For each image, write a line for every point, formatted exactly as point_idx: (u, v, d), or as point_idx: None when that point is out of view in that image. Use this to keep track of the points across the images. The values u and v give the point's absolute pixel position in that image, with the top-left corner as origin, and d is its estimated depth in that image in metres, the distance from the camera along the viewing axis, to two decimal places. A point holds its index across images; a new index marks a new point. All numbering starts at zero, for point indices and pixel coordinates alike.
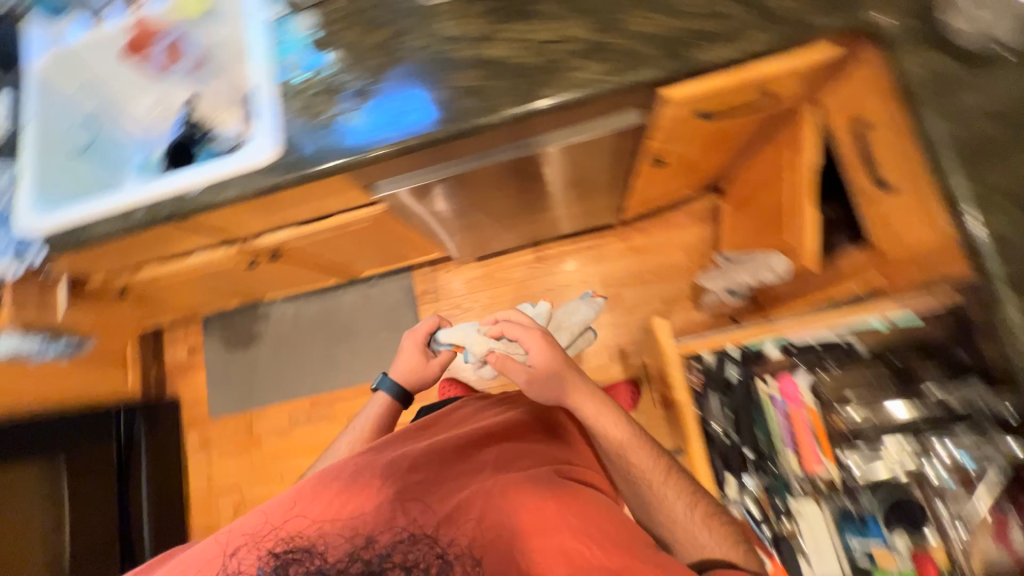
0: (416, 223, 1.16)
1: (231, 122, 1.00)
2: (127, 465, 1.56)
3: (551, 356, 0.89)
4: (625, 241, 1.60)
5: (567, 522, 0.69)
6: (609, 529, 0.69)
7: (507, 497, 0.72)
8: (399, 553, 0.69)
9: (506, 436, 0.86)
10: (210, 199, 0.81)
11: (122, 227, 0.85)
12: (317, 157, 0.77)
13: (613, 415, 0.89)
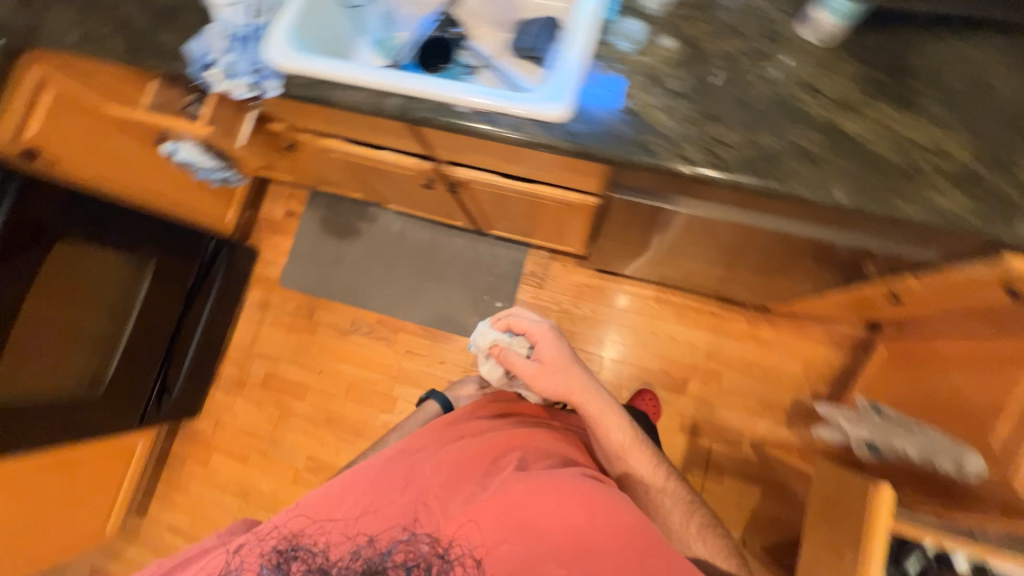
0: (599, 224, 1.09)
1: (498, 49, 0.96)
2: (193, 295, 1.55)
3: (552, 348, 0.93)
4: (750, 325, 1.51)
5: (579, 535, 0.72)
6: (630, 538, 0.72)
7: (515, 509, 0.75)
8: (399, 553, 0.74)
9: (526, 442, 0.88)
10: (475, 123, 0.74)
11: (368, 105, 0.77)
12: (608, 140, 0.69)
13: (617, 417, 0.92)
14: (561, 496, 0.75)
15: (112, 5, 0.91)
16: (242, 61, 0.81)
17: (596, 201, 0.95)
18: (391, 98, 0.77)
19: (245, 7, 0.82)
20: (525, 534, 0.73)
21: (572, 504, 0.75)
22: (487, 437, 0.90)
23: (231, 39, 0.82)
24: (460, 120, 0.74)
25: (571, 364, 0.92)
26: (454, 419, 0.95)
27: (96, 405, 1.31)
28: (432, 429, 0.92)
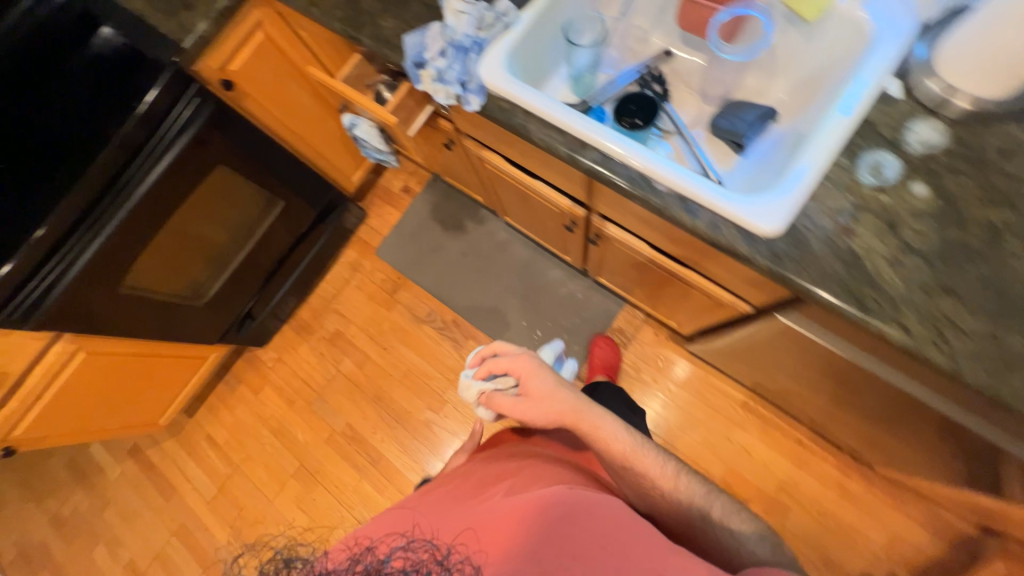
0: (730, 323, 1.01)
1: (697, 120, 0.91)
2: (301, 239, 1.63)
3: (537, 379, 0.88)
4: (838, 472, 1.35)
5: (587, 547, 0.61)
6: (640, 549, 0.62)
7: (511, 521, 0.63)
8: (400, 557, 0.57)
9: (518, 473, 0.78)
10: (671, 207, 0.69)
11: (565, 150, 0.75)
12: (817, 274, 0.62)
13: (609, 418, 0.84)
14: (556, 506, 0.64)
15: None
16: (453, 69, 0.80)
17: (748, 309, 0.89)
18: (591, 150, 0.74)
19: (472, 16, 0.80)
20: (526, 548, 0.60)
21: (572, 516, 0.64)
22: (477, 475, 0.81)
23: (448, 44, 0.81)
24: (656, 198, 0.69)
25: (556, 388, 0.86)
26: (443, 484, 0.84)
27: (195, 314, 1.41)
28: (419, 497, 0.80)
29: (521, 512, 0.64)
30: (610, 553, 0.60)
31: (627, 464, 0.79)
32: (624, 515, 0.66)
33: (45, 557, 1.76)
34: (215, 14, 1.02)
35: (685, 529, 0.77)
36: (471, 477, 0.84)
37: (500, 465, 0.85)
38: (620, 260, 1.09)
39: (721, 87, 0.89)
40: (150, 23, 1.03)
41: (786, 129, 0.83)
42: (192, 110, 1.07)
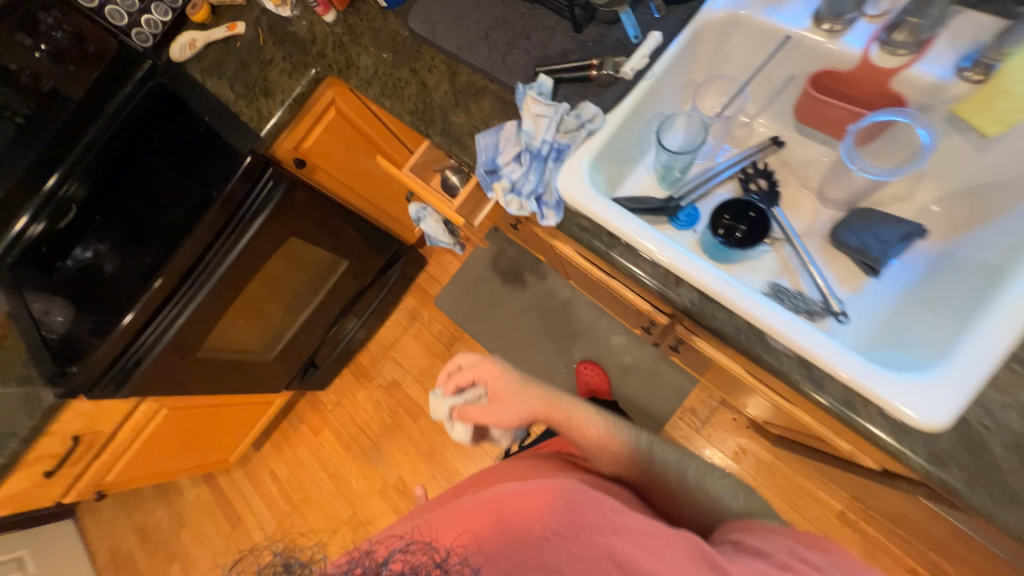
0: (841, 460, 0.85)
1: (814, 224, 0.77)
2: (364, 292, 1.63)
3: (503, 378, 0.83)
4: None
5: (549, 532, 0.59)
6: (600, 521, 0.60)
7: (475, 518, 0.63)
8: (398, 558, 0.53)
9: (492, 476, 0.76)
10: (789, 373, 0.60)
11: (656, 284, 0.67)
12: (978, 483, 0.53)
13: (583, 404, 0.80)
14: (514, 501, 0.63)
15: (422, 66, 0.89)
16: (528, 178, 0.73)
17: (875, 468, 0.72)
18: (687, 288, 0.66)
19: (551, 120, 0.72)
20: (493, 544, 0.60)
21: (529, 505, 0.62)
22: (445, 491, 0.79)
23: (523, 150, 0.74)
24: (769, 357, 0.61)
25: (522, 383, 0.80)
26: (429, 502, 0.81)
27: (262, 368, 1.45)
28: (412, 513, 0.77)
29: (481, 508, 0.64)
30: (570, 537, 0.58)
31: (600, 442, 0.76)
32: (576, 489, 0.64)
33: (129, 568, 1.91)
34: (291, 101, 1.02)
35: (667, 500, 0.73)
36: (457, 487, 0.80)
37: (481, 482, 0.76)
38: (706, 367, 0.95)
39: (850, 191, 0.74)
40: (234, 109, 1.06)
41: (939, 253, 0.68)
42: (265, 196, 1.07)
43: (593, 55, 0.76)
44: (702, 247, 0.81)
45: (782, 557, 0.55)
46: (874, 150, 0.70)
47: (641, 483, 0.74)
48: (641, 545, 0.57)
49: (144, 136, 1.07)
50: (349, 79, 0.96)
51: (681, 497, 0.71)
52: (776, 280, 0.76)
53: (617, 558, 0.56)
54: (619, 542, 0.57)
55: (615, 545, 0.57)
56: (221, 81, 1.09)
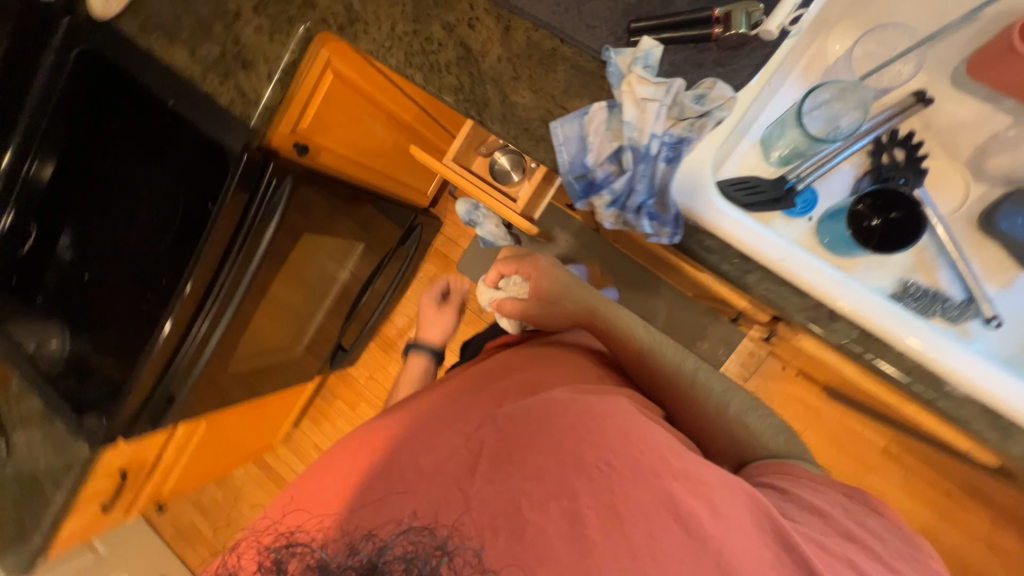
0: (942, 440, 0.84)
1: (967, 207, 0.65)
2: (382, 264, 1.44)
3: (543, 278, 0.90)
4: (992, 524, 1.27)
5: (600, 460, 0.52)
6: (657, 463, 0.52)
7: (513, 439, 0.55)
8: (399, 544, 0.46)
9: (522, 375, 0.69)
10: (972, 420, 0.53)
11: (804, 318, 0.57)
12: None
13: (626, 316, 0.83)
14: (562, 418, 0.56)
15: (460, 19, 0.66)
16: (634, 186, 0.58)
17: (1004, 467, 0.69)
18: (845, 324, 0.56)
19: (663, 103, 0.55)
20: (534, 462, 0.52)
21: (582, 435, 0.53)
22: (470, 382, 0.71)
23: (625, 147, 0.57)
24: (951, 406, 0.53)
25: (566, 283, 0.88)
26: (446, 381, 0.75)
27: (295, 363, 1.36)
28: (436, 386, 0.73)
29: (525, 418, 0.56)
30: (624, 471, 0.51)
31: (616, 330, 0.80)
32: (634, 418, 0.57)
33: (195, 540, 2.00)
34: (280, 74, 0.78)
35: (686, 411, 0.72)
36: (491, 363, 0.76)
37: (512, 360, 0.76)
38: (799, 355, 0.89)
39: (1014, 164, 0.61)
40: (205, 88, 0.81)
41: None
42: (271, 202, 0.84)
43: (712, 1, 0.56)
44: (819, 240, 0.68)
45: (840, 519, 0.55)
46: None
47: (657, 387, 0.74)
48: (704, 498, 0.50)
49: (138, 141, 0.90)
50: (357, 41, 0.72)
51: (698, 403, 0.71)
52: (910, 276, 0.66)
53: (676, 507, 0.49)
54: (679, 488, 0.50)
55: (676, 492, 0.50)
56: (174, 44, 0.82)
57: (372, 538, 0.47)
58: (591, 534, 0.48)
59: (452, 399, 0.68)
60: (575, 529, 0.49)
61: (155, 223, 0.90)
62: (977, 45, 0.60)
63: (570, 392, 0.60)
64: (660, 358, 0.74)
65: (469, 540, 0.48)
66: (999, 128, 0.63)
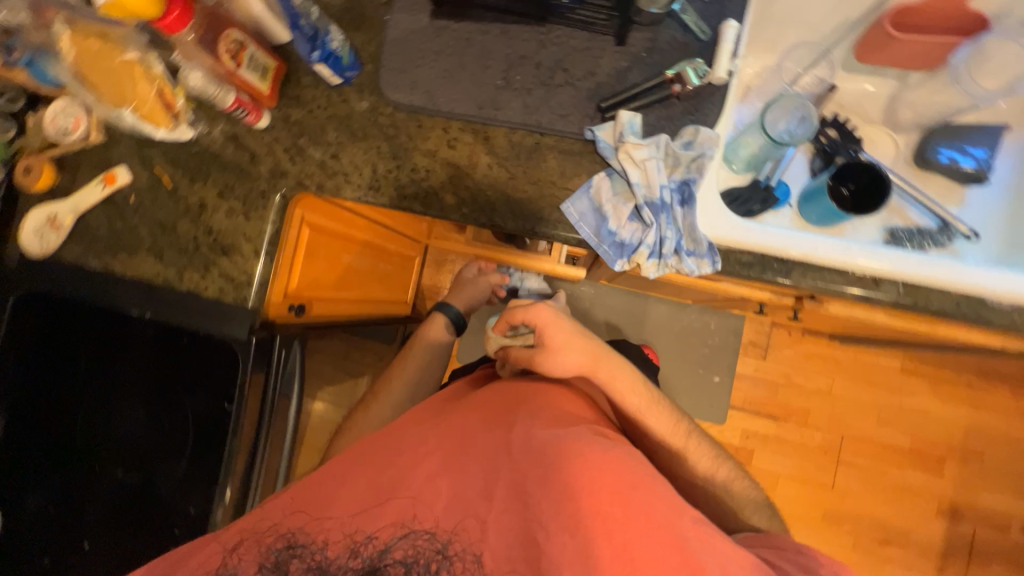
0: (967, 348, 0.92)
1: (904, 153, 0.77)
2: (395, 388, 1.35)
3: (556, 330, 0.74)
4: (1016, 399, 1.39)
5: (612, 502, 0.53)
6: (665, 503, 0.54)
7: (531, 469, 0.57)
8: (400, 547, 0.51)
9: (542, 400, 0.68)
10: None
11: (856, 292, 0.60)
12: None
13: (627, 370, 0.75)
14: (590, 458, 0.57)
15: (438, 143, 0.70)
16: (664, 235, 0.62)
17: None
18: (889, 282, 0.60)
19: (658, 158, 0.61)
20: (551, 496, 0.54)
21: (598, 465, 0.56)
22: (483, 394, 0.72)
23: (643, 205, 0.62)
24: (1003, 318, 0.58)
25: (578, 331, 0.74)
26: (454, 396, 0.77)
27: None
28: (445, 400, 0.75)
29: (548, 457, 0.57)
30: (634, 509, 0.53)
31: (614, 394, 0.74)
32: (644, 465, 0.59)
33: None
34: (268, 247, 0.75)
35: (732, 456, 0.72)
36: (497, 387, 0.74)
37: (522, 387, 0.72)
38: (829, 320, 0.94)
39: (917, 114, 0.75)
40: (185, 288, 0.77)
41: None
42: (284, 378, 0.79)
43: (659, 67, 0.65)
44: (806, 220, 0.78)
45: None
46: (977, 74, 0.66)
47: (664, 446, 0.73)
48: (703, 540, 0.52)
49: (107, 375, 0.78)
50: (341, 192, 0.73)
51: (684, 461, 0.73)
52: (890, 223, 0.76)
53: (680, 541, 0.51)
54: (684, 528, 0.52)
55: (682, 533, 0.52)
56: (138, 255, 0.78)
57: (375, 541, 0.51)
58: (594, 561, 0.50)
59: (453, 409, 0.70)
60: (580, 562, 0.50)
61: (151, 455, 0.77)
62: (858, 34, 0.72)
63: (589, 433, 0.62)
64: (649, 425, 0.74)
65: (469, 543, 0.52)
66: (891, 91, 0.77)
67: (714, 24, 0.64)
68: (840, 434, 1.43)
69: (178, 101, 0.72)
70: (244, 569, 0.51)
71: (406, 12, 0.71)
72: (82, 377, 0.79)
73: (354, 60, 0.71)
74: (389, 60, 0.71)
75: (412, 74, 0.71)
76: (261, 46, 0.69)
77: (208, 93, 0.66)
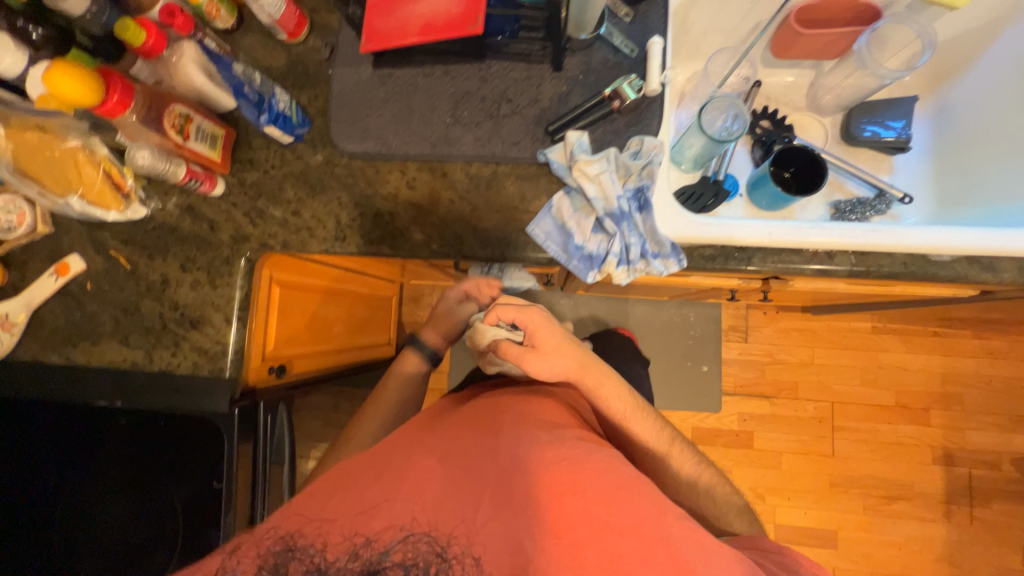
0: (926, 302, 0.97)
1: (833, 132, 0.83)
2: None
3: (547, 330, 0.75)
4: (980, 340, 1.47)
5: (598, 502, 0.54)
6: (649, 500, 0.56)
7: (515, 474, 0.56)
8: (400, 550, 0.50)
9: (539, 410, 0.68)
10: (971, 272, 0.61)
11: (813, 269, 0.64)
12: None
13: (612, 377, 0.76)
14: (584, 468, 0.57)
15: (398, 186, 0.71)
16: (628, 242, 0.64)
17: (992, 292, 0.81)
18: (842, 254, 0.64)
19: (611, 170, 0.64)
20: (537, 500, 0.54)
21: (579, 469, 0.56)
22: (473, 410, 0.71)
23: (603, 216, 0.64)
24: (948, 271, 0.61)
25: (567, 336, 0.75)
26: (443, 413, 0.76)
27: None
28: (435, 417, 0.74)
29: (531, 463, 0.57)
30: (621, 509, 0.54)
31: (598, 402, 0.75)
32: (627, 465, 0.60)
33: None
34: (239, 313, 0.74)
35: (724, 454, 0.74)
36: (487, 403, 0.73)
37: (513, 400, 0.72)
38: (797, 296, 0.98)
39: (839, 97, 0.80)
40: (156, 369, 0.74)
41: (937, 109, 0.79)
42: (273, 448, 0.77)
43: (596, 87, 0.68)
44: (758, 206, 0.82)
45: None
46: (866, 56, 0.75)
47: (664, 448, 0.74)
48: (685, 535, 0.54)
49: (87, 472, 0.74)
50: (307, 246, 0.72)
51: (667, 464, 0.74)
52: (833, 198, 0.82)
53: (664, 538, 0.52)
54: (668, 526, 0.54)
55: (667, 530, 0.53)
56: (101, 342, 0.75)
57: (373, 544, 0.50)
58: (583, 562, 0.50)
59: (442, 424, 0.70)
60: (567, 557, 0.51)
61: (140, 551, 0.73)
62: (771, 34, 0.78)
63: (572, 440, 0.62)
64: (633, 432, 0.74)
65: (469, 546, 0.51)
66: (810, 79, 0.84)
67: (640, 41, 0.68)
68: (830, 400, 1.48)
69: (127, 180, 0.71)
70: (244, 570, 0.50)
71: (347, 65, 0.73)
72: (54, 478, 0.74)
73: (303, 117, 0.72)
74: (337, 112, 0.73)
75: (363, 123, 0.72)
76: (206, 116, 0.69)
77: (159, 170, 0.64)
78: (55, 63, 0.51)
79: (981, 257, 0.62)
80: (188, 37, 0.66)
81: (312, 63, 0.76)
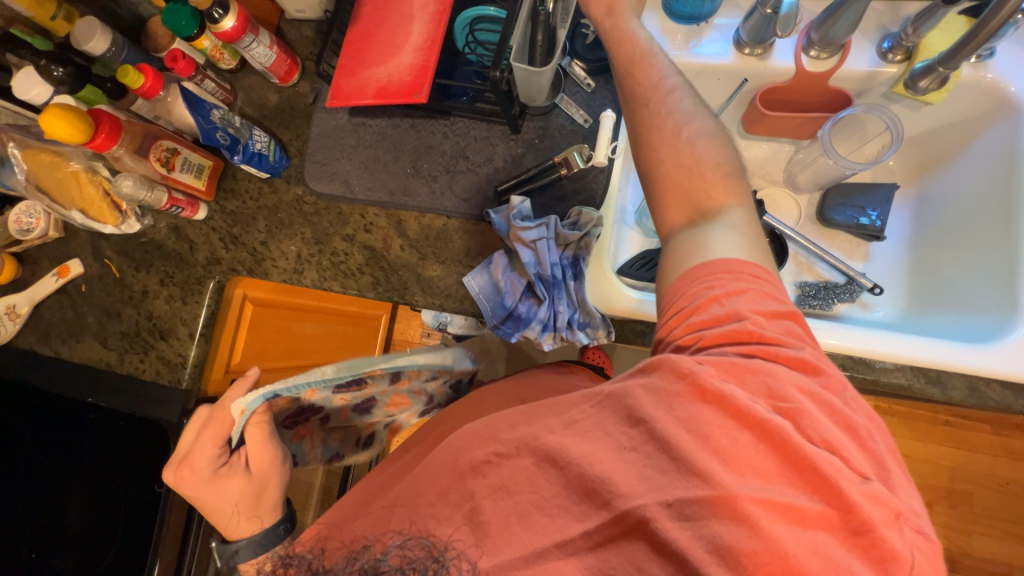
0: None
1: (803, 215, 0.81)
2: None
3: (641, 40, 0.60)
4: (1002, 437, 1.34)
5: (489, 456, 0.46)
6: (545, 416, 0.47)
7: (438, 469, 0.48)
8: (396, 555, 0.38)
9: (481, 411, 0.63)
10: (911, 382, 0.60)
11: None
12: None
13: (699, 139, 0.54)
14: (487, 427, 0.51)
15: (356, 228, 0.75)
16: (557, 309, 0.66)
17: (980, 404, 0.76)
18: None
19: (548, 236, 0.64)
20: (453, 486, 0.46)
21: (482, 437, 0.49)
22: (419, 433, 0.66)
23: (536, 281, 0.64)
24: (887, 380, 0.60)
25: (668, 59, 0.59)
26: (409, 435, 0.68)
27: None
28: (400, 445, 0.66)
29: (445, 453, 0.50)
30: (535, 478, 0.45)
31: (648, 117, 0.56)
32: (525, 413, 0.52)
33: None
34: (201, 330, 0.80)
35: None
36: (442, 420, 0.66)
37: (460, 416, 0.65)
38: None
39: (815, 175, 0.78)
40: (126, 371, 0.81)
41: (922, 200, 0.78)
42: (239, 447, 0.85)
43: (549, 152, 0.70)
44: None
45: None
46: (839, 138, 0.75)
47: None
48: None
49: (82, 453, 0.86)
50: (269, 275, 0.78)
51: None
52: (801, 278, 0.78)
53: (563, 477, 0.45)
54: None
55: (547, 439, 0.45)
56: (84, 340, 0.82)
57: (370, 550, 0.40)
58: (487, 519, 0.43)
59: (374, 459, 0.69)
60: (472, 524, 0.44)
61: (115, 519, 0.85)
62: (742, 110, 0.77)
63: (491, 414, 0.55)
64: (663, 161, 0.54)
65: (467, 548, 0.42)
66: (789, 154, 0.82)
67: (596, 112, 0.71)
68: None
69: (123, 200, 0.77)
70: None
71: (327, 111, 0.78)
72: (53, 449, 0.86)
73: (282, 155, 0.77)
74: (312, 153, 0.77)
75: (332, 165, 0.76)
76: (197, 150, 0.76)
77: (140, 197, 0.73)
78: (48, 109, 0.61)
79: (928, 369, 0.60)
80: (188, 79, 0.74)
81: (298, 105, 0.81)
